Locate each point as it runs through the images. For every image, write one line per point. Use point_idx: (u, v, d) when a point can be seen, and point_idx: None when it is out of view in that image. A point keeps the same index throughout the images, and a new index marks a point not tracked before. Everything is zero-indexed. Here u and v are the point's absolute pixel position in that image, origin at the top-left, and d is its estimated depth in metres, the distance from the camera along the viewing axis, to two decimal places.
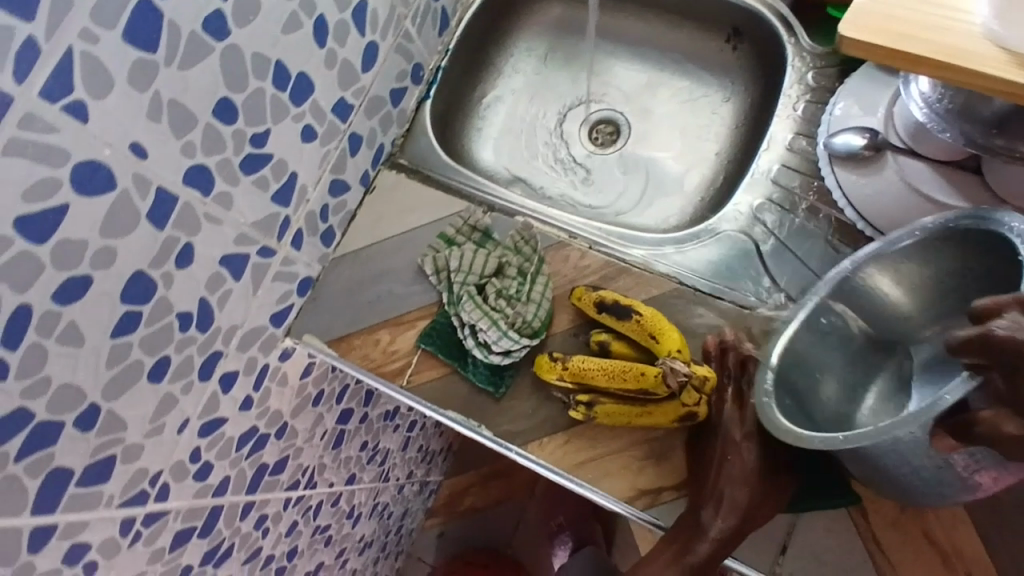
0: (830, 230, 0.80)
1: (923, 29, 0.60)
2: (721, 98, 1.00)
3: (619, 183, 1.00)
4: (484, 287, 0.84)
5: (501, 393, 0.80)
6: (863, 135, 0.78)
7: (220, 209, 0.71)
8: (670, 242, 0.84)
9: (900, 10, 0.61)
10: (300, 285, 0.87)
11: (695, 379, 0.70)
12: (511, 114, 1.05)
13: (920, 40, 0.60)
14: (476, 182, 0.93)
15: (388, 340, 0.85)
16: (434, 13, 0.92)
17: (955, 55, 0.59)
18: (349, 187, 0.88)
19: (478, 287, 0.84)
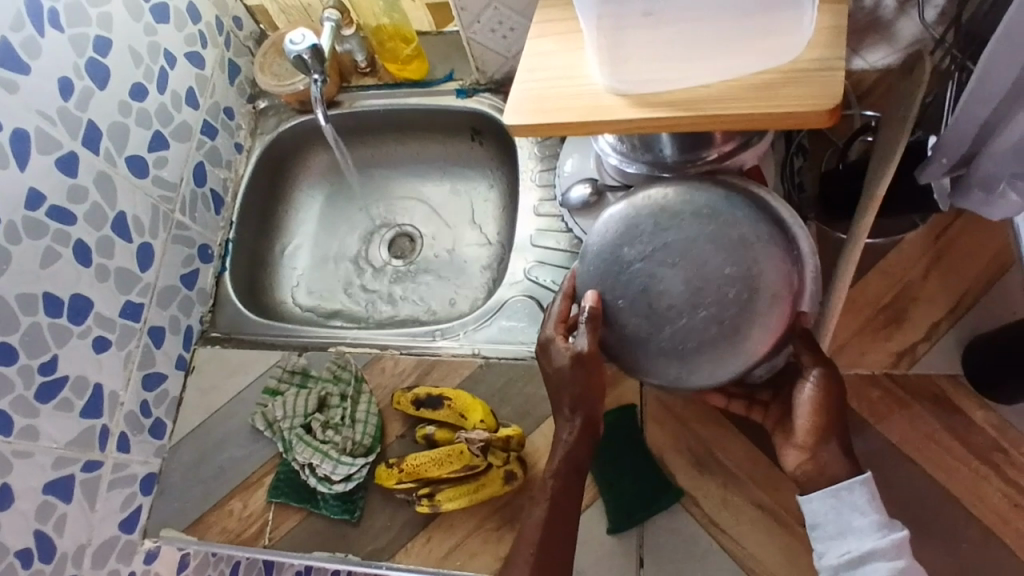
0: None
1: (568, 100, 0.71)
2: (486, 186, 1.13)
3: (427, 285, 1.09)
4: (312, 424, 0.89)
5: (358, 515, 0.84)
6: (586, 186, 0.90)
7: (28, 442, 0.74)
8: (468, 325, 0.93)
9: (546, 92, 0.72)
10: (142, 484, 0.88)
11: (498, 440, 0.82)
12: (314, 256, 1.13)
13: (568, 109, 0.71)
14: (286, 329, 0.99)
15: (242, 506, 0.87)
16: (203, 197, 1.02)
17: (596, 112, 0.70)
18: (165, 376, 0.93)
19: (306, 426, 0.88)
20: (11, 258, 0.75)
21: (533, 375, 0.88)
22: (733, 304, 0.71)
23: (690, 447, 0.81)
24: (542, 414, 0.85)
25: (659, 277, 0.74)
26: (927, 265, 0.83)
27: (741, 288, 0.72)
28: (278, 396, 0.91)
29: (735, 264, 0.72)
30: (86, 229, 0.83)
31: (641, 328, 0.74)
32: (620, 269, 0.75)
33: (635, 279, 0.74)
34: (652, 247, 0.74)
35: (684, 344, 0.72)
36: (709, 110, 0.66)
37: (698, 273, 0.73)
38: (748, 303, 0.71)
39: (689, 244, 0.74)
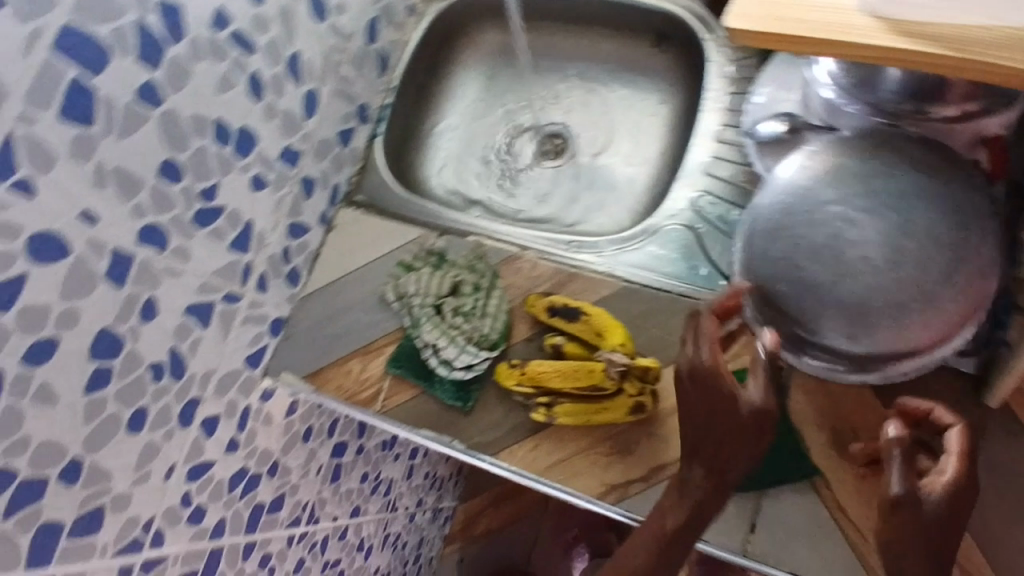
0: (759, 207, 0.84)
1: (806, 11, 0.62)
2: (657, 101, 1.05)
3: (572, 192, 1.04)
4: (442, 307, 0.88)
5: (470, 406, 0.83)
6: (782, 121, 0.81)
7: (179, 262, 0.76)
8: (615, 243, 0.87)
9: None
10: (271, 326, 0.92)
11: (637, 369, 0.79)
12: (464, 141, 1.10)
13: (805, 22, 0.61)
14: (429, 207, 0.97)
15: (359, 369, 0.89)
16: (371, 56, 0.99)
17: (837, 31, 0.60)
18: (309, 228, 0.94)
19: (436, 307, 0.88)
20: (191, 75, 0.73)
21: (675, 311, 0.83)
22: (927, 270, 0.67)
23: (833, 424, 0.75)
24: (676, 352, 0.81)
25: (854, 226, 0.70)
26: None
27: (948, 254, 0.68)
28: (412, 272, 0.90)
29: (940, 229, 0.68)
30: (263, 64, 0.81)
31: (821, 277, 0.70)
32: (811, 210, 0.72)
33: (825, 223, 0.71)
34: (852, 193, 0.71)
35: (864, 302, 0.68)
36: (981, 55, 0.55)
37: (897, 229, 0.69)
38: (939, 273, 0.67)
39: (897, 198, 0.70)
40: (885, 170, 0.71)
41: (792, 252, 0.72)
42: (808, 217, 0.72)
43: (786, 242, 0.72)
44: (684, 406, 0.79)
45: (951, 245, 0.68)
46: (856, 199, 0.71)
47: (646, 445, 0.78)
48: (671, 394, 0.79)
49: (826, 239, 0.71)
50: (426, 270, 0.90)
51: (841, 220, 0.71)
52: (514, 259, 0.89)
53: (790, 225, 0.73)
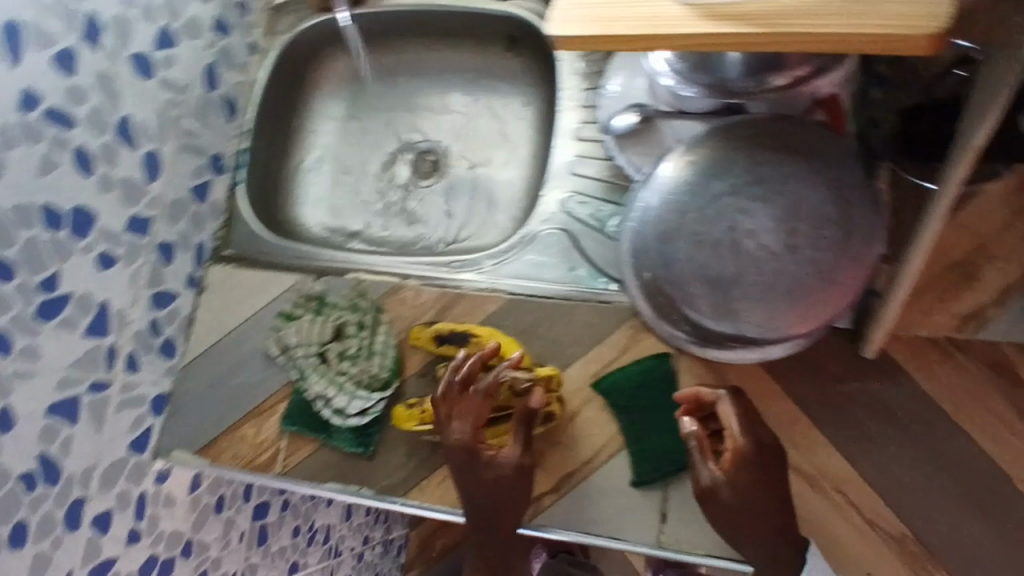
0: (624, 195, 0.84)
1: (625, 9, 0.61)
2: (519, 105, 1.03)
3: (451, 209, 1.02)
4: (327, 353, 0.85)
5: (371, 450, 0.81)
6: (633, 113, 0.82)
7: (29, 362, 0.70)
8: (494, 259, 0.86)
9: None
10: (152, 404, 0.87)
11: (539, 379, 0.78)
12: (334, 173, 1.05)
13: (624, 20, 0.61)
14: (300, 252, 0.93)
15: (254, 432, 0.85)
16: (214, 103, 0.94)
17: (656, 24, 0.60)
18: (176, 294, 0.90)
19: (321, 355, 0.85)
20: (4, 162, 0.67)
21: (560, 316, 0.82)
22: (822, 247, 0.63)
23: None
24: (568, 357, 0.81)
25: (748, 214, 0.64)
26: (1010, 220, 0.76)
27: (836, 231, 0.63)
28: (291, 321, 0.87)
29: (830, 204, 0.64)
30: (87, 134, 0.76)
31: (723, 269, 0.64)
32: (702, 202, 0.66)
33: (720, 216, 0.65)
34: (742, 181, 0.65)
35: (768, 290, 0.63)
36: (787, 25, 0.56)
37: (790, 212, 0.64)
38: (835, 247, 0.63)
39: (783, 176, 0.64)
40: (771, 150, 0.65)
41: (689, 248, 0.65)
42: (696, 211, 0.66)
43: (676, 239, 0.66)
44: (583, 410, 0.79)
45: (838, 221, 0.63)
46: (745, 186, 0.65)
47: (551, 452, 0.78)
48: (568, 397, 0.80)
49: (721, 234, 0.65)
50: (306, 316, 0.86)
51: (733, 213, 0.65)
52: (395, 290, 0.86)
53: (681, 223, 0.66)
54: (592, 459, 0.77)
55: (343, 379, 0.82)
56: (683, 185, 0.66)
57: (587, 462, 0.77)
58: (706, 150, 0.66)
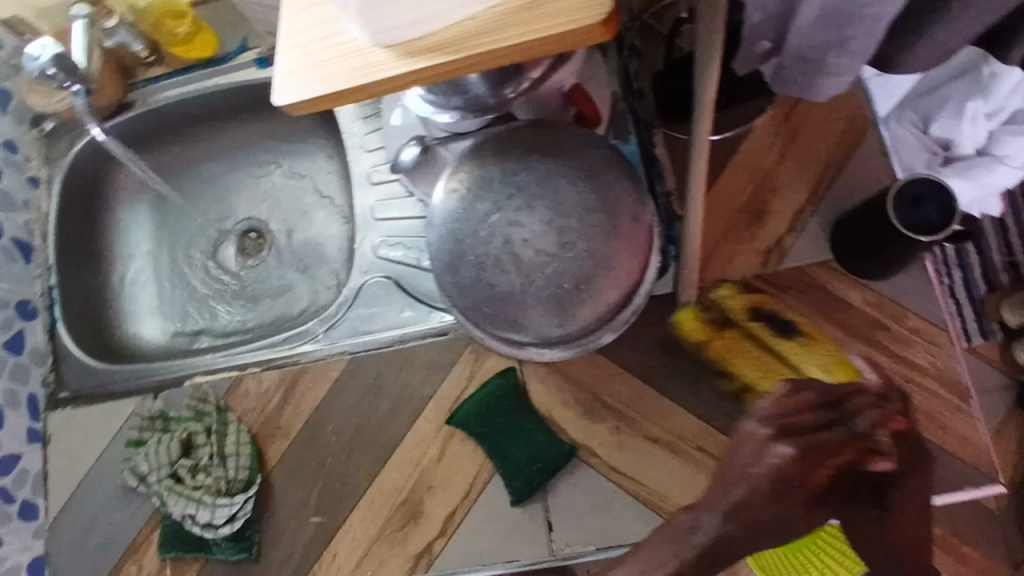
0: None
1: (337, 61, 0.61)
2: (324, 165, 1.02)
3: (286, 280, 1.00)
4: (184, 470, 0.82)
5: (256, 551, 0.79)
6: (413, 145, 0.81)
7: None
8: (327, 327, 0.84)
9: (310, 55, 0.61)
10: (29, 570, 0.82)
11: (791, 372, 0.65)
12: (162, 279, 1.01)
13: (338, 72, 0.60)
14: (133, 375, 0.88)
15: (136, 570, 0.82)
16: (3, 248, 0.91)
17: (367, 69, 0.60)
18: (19, 454, 0.85)
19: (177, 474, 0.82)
20: None
21: (401, 362, 0.82)
22: (595, 236, 0.65)
23: (576, 397, 0.77)
24: (421, 400, 0.80)
25: (518, 224, 0.66)
26: (782, 149, 0.80)
27: (602, 216, 0.66)
28: (142, 447, 0.84)
29: (591, 194, 0.67)
30: None
31: (513, 282, 0.66)
32: (478, 223, 0.67)
33: (494, 233, 0.67)
34: (505, 195, 0.67)
35: (556, 290, 0.65)
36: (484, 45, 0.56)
37: (557, 210, 0.66)
38: (607, 231, 0.66)
39: (542, 180, 0.67)
40: (525, 154, 0.68)
41: (478, 274, 0.67)
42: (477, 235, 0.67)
43: (463, 268, 0.67)
44: (448, 447, 0.78)
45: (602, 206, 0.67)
46: (508, 199, 0.67)
47: (429, 497, 0.77)
48: (430, 439, 0.79)
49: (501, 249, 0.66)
50: (153, 437, 0.83)
51: (508, 225, 0.66)
52: (237, 383, 0.85)
53: (462, 250, 0.67)
54: (469, 492, 0.77)
55: (201, 490, 0.79)
56: (455, 207, 0.68)
57: (465, 495, 0.77)
58: (467, 172, 0.69)
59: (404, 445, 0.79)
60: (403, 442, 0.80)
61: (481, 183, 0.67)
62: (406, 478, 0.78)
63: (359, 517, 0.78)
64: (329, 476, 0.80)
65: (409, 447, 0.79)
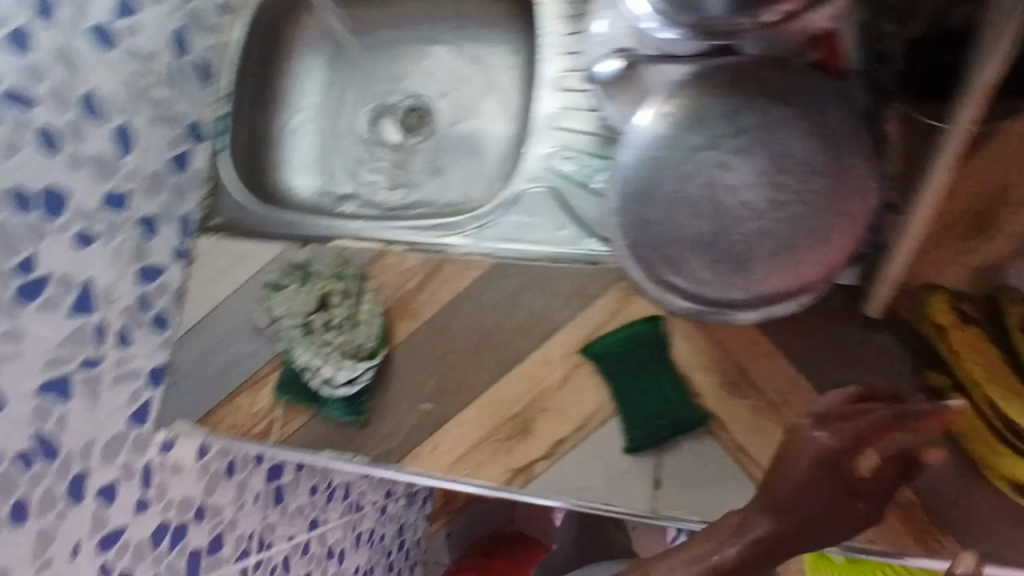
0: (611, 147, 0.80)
1: None
2: (505, 63, 1.00)
3: (441, 165, 0.99)
4: None
5: (364, 418, 0.81)
6: (616, 58, 0.74)
7: (10, 344, 0.71)
8: (481, 225, 0.82)
9: None
10: (151, 376, 0.87)
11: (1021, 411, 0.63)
12: (322, 136, 1.03)
13: None
14: (286, 221, 0.91)
15: (250, 402, 0.86)
16: (189, 67, 0.92)
17: None
18: (163, 268, 0.88)
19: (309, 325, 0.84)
20: None
21: (548, 279, 0.78)
22: (813, 202, 0.59)
23: (721, 364, 0.73)
24: (556, 324, 0.78)
25: (727, 169, 0.61)
26: None
27: (826, 183, 0.60)
28: (278, 291, 0.86)
29: (822, 155, 0.60)
30: (47, 113, 0.74)
31: (704, 231, 0.61)
32: (683, 158, 0.62)
33: (699, 173, 0.61)
34: (720, 135, 0.61)
35: (750, 249, 0.60)
36: None
37: (775, 164, 0.60)
38: (827, 201, 0.59)
39: (767, 129, 0.61)
40: (754, 97, 0.61)
41: (666, 212, 0.62)
42: (677, 168, 0.62)
43: (652, 202, 0.63)
44: (573, 375, 0.76)
45: (829, 172, 0.60)
46: (723, 140, 0.61)
47: (542, 419, 0.76)
48: (558, 362, 0.77)
49: (702, 191, 0.61)
50: (292, 284, 0.85)
51: (715, 168, 0.61)
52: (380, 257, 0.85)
53: (657, 182, 0.63)
54: (584, 423, 0.75)
55: (329, 346, 0.81)
56: (661, 134, 0.63)
57: (579, 426, 0.75)
58: (685, 98, 0.63)
59: (530, 361, 0.78)
60: (529, 358, 0.78)
61: (694, 117, 0.62)
62: (524, 394, 0.77)
63: (468, 417, 0.78)
64: (450, 371, 0.80)
65: (535, 365, 0.77)
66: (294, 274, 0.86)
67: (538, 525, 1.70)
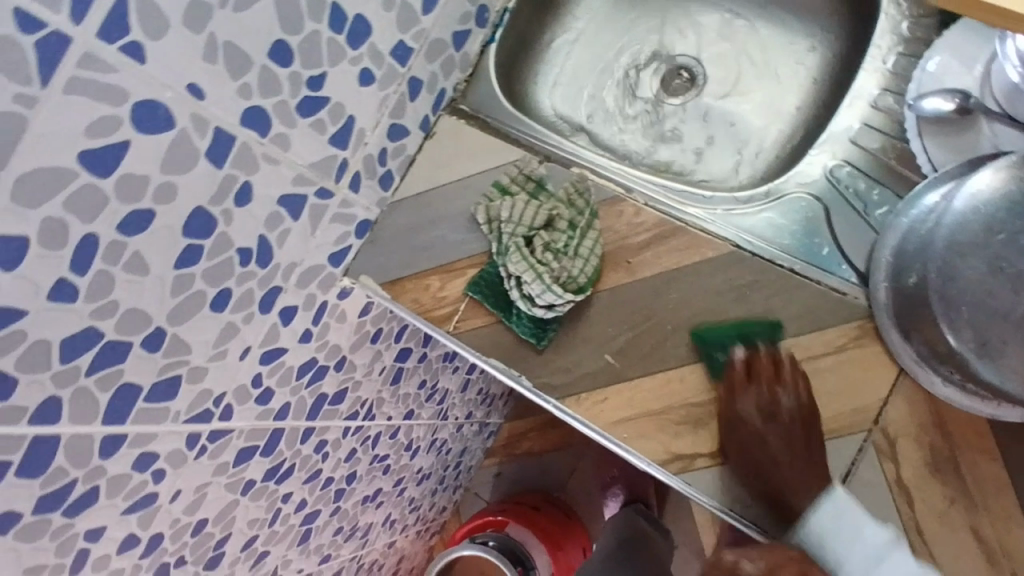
0: (901, 186, 0.76)
1: None
2: (796, 58, 0.95)
3: (687, 135, 0.97)
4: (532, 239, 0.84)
5: (544, 345, 0.81)
6: (954, 100, 0.73)
7: (278, 149, 0.73)
8: (730, 209, 0.81)
9: None
10: (358, 227, 0.89)
11: None
12: (582, 67, 1.03)
13: None
14: (530, 134, 0.93)
15: (439, 286, 0.88)
16: None
17: None
18: (407, 131, 0.90)
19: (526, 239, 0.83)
20: None
21: (781, 289, 0.76)
22: None
23: (933, 443, 0.70)
24: (773, 335, 0.75)
25: None
26: None
27: None
28: (509, 194, 0.86)
29: None
30: None
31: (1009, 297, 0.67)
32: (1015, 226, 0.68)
33: None
34: None
35: None
36: None
37: None
38: None
39: None
40: None
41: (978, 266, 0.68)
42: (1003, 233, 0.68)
43: (966, 255, 0.68)
44: (771, 391, 0.74)
45: None
46: None
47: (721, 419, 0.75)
48: (761, 372, 0.75)
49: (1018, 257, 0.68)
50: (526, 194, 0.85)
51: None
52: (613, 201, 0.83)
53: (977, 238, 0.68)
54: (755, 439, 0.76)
55: (543, 265, 0.81)
56: (1002, 199, 0.68)
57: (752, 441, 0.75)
58: None
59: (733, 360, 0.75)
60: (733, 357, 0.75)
61: None
62: (713, 388, 0.76)
63: (651, 386, 0.77)
64: (647, 336, 0.78)
65: (736, 366, 0.75)
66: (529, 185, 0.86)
67: (586, 504, 1.70)
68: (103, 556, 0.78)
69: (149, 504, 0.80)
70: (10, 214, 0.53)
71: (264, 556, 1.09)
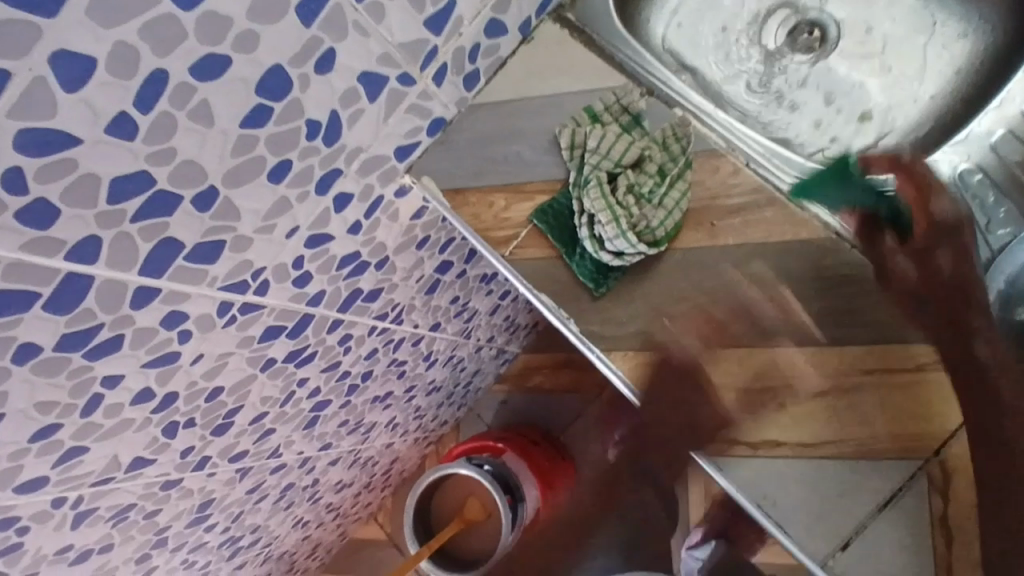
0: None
1: None
2: (943, 42, 0.85)
3: (801, 99, 0.89)
4: (617, 176, 0.79)
5: (601, 292, 0.77)
6: None
7: (370, 20, 0.66)
8: (837, 191, 0.74)
9: None
10: (431, 124, 0.84)
11: None
12: (704, 0, 0.93)
13: None
14: (637, 60, 0.83)
15: (502, 206, 0.85)
16: None
17: None
18: (506, 31, 0.82)
19: (610, 174, 0.79)
20: None
21: (873, 290, 0.69)
22: None
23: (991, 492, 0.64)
24: (852, 335, 0.69)
25: None
26: None
27: None
28: (604, 125, 0.80)
29: None
30: None
31: None
32: None
33: None
34: None
35: None
36: None
37: None
38: None
39: None
40: None
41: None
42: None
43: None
44: (836, 396, 0.68)
45: None
46: None
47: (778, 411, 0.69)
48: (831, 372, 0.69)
49: None
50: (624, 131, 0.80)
51: None
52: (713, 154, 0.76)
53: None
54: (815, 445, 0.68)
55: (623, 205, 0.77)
56: None
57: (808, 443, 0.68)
58: None
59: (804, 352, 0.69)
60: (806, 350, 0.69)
61: None
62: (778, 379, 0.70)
63: (710, 361, 0.73)
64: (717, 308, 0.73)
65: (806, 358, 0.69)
66: (629, 122, 0.80)
67: (582, 451, 1.68)
68: (118, 402, 0.77)
69: (170, 362, 0.79)
70: (81, 28, 0.47)
71: (269, 433, 1.10)
